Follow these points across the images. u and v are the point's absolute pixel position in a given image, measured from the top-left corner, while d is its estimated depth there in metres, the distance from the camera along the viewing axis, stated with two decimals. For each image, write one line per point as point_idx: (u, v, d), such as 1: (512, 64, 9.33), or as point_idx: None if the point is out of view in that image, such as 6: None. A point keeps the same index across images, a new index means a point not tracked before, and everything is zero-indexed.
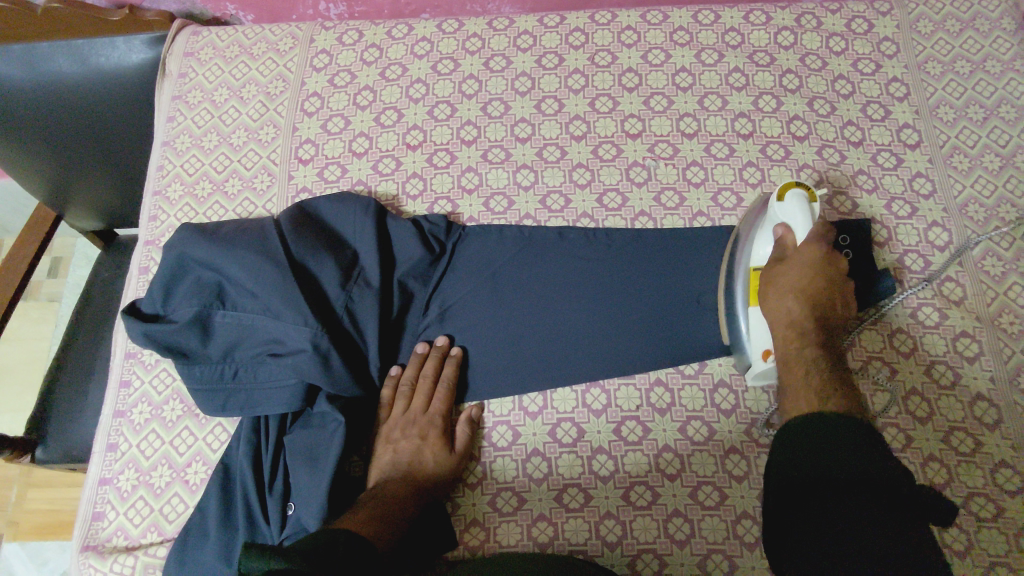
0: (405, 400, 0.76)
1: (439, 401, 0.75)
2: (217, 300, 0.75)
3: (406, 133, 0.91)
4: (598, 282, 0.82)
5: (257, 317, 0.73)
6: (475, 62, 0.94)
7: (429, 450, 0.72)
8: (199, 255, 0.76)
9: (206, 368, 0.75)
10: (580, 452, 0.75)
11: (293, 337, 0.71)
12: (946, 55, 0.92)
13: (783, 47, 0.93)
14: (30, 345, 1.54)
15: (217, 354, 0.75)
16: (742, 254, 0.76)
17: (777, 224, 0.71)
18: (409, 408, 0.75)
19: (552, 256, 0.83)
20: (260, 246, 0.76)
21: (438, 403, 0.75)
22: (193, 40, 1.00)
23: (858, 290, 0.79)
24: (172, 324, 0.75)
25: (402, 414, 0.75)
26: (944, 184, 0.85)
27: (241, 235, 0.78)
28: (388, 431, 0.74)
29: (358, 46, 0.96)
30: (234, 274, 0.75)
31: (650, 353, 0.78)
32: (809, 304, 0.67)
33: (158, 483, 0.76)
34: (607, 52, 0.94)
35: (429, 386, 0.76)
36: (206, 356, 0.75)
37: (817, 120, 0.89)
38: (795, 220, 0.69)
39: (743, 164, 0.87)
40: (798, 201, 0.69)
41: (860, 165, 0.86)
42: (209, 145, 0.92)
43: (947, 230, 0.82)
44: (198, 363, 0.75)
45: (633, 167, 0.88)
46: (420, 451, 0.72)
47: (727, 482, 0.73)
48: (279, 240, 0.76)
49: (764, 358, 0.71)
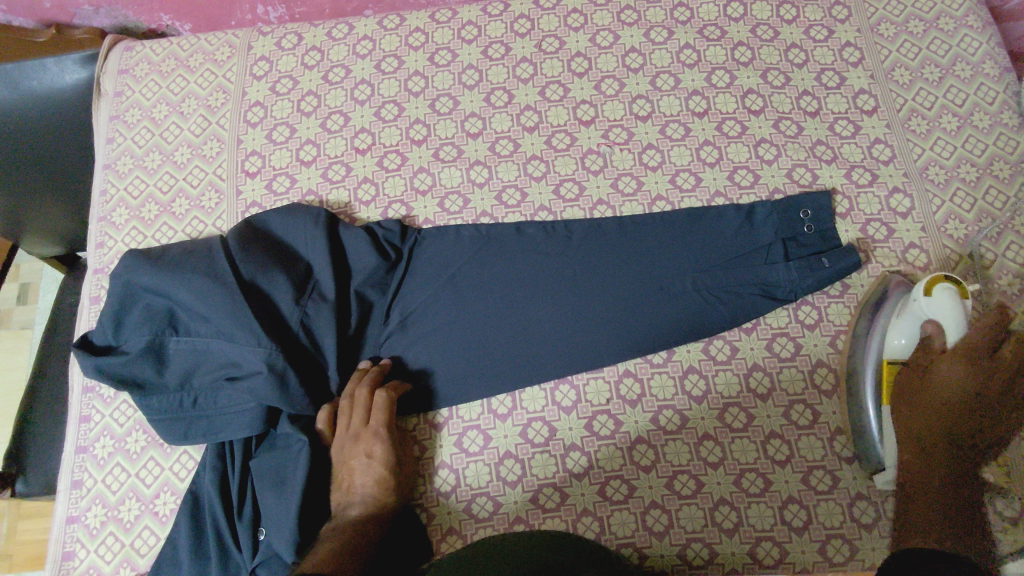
0: (346, 418, 0.73)
1: (379, 412, 0.72)
2: (169, 328, 0.73)
3: (354, 137, 0.88)
4: (559, 280, 0.78)
5: (212, 344, 0.71)
6: (420, 58, 0.92)
7: (380, 465, 0.71)
8: (146, 281, 0.73)
9: (163, 399, 0.72)
10: (553, 451, 0.74)
11: (248, 360, 0.70)
12: (898, 16, 0.90)
13: (734, 19, 0.91)
14: (6, 376, 1.51)
15: (173, 383, 0.72)
16: (869, 348, 0.73)
17: (925, 318, 0.69)
18: (350, 425, 0.72)
19: (508, 257, 0.80)
20: (206, 268, 0.73)
21: (378, 415, 0.72)
22: (127, 55, 0.96)
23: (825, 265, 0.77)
24: (125, 355, 0.72)
25: (345, 432, 0.73)
26: (904, 149, 0.84)
27: (187, 257, 0.75)
28: (336, 454, 0.72)
29: (298, 50, 0.93)
30: (185, 299, 0.72)
31: (617, 345, 0.76)
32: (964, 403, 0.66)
33: (127, 518, 0.75)
34: (554, 37, 0.92)
35: (367, 399, 0.72)
36: (161, 386, 0.72)
37: (771, 92, 0.87)
38: (948, 314, 0.67)
39: (699, 144, 0.85)
40: (950, 297, 0.68)
41: (817, 135, 0.85)
42: (152, 165, 0.89)
43: (908, 195, 0.81)
44: (154, 394, 0.72)
45: (588, 155, 0.86)
46: (372, 469, 0.70)
47: (703, 469, 0.73)
48: (227, 261, 0.74)
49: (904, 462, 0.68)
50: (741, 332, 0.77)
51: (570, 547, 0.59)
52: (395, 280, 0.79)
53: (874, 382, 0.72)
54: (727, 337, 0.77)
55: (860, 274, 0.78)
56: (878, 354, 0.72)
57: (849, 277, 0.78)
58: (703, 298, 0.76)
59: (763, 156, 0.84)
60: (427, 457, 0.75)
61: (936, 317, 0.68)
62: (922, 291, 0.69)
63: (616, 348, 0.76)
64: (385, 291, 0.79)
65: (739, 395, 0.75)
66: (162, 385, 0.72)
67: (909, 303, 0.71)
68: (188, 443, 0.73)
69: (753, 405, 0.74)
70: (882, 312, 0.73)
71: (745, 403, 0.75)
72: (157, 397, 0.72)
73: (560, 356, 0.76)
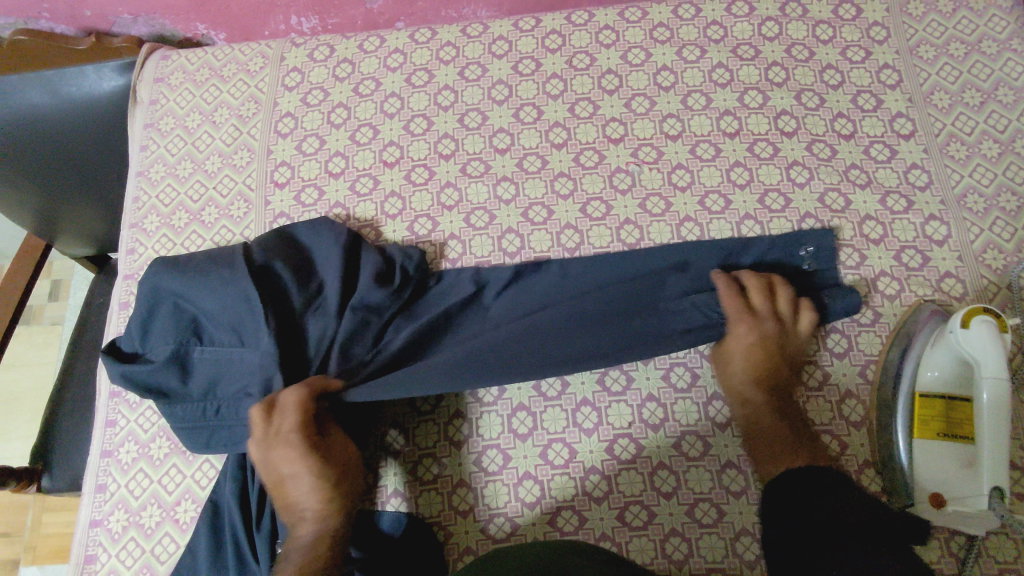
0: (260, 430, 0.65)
1: (288, 421, 0.64)
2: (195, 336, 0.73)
3: (382, 150, 0.89)
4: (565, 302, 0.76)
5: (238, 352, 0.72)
6: (450, 72, 0.92)
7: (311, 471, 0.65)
8: (176, 287, 0.74)
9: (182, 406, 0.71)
10: (572, 474, 0.73)
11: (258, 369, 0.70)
12: (939, 38, 0.88)
13: (768, 38, 0.90)
14: (37, 370, 1.54)
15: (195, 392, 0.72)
16: (902, 376, 0.71)
17: (959, 351, 0.66)
18: (261, 442, 0.65)
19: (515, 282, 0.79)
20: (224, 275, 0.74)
21: (286, 422, 0.64)
22: (163, 64, 0.98)
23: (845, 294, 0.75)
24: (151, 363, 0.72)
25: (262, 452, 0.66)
26: (941, 175, 0.81)
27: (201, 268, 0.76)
28: (266, 473, 0.66)
29: (329, 62, 0.94)
30: (212, 308, 0.73)
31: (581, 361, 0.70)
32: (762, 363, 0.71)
33: (148, 524, 0.76)
34: (585, 54, 0.91)
35: (275, 408, 0.66)
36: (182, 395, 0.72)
37: (805, 114, 0.86)
38: (985, 350, 0.65)
39: (730, 165, 0.84)
40: (986, 332, 0.65)
41: (851, 159, 0.83)
42: (184, 173, 0.91)
43: (945, 223, 0.79)
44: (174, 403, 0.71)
45: (617, 174, 0.85)
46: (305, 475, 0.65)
47: (725, 498, 0.71)
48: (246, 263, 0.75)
49: (934, 500, 0.66)
50: None
51: (584, 551, 0.61)
52: (401, 303, 0.77)
53: (905, 412, 0.69)
54: None
55: (893, 303, 0.76)
56: (911, 383, 0.70)
57: (881, 305, 0.76)
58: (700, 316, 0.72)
59: (795, 179, 0.83)
60: (447, 475, 0.74)
61: (971, 351, 0.65)
62: (959, 323, 0.66)
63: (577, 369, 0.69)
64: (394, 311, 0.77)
65: None
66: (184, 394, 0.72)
67: (945, 334, 0.68)
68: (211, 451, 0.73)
69: None
70: (916, 341, 0.71)
71: None
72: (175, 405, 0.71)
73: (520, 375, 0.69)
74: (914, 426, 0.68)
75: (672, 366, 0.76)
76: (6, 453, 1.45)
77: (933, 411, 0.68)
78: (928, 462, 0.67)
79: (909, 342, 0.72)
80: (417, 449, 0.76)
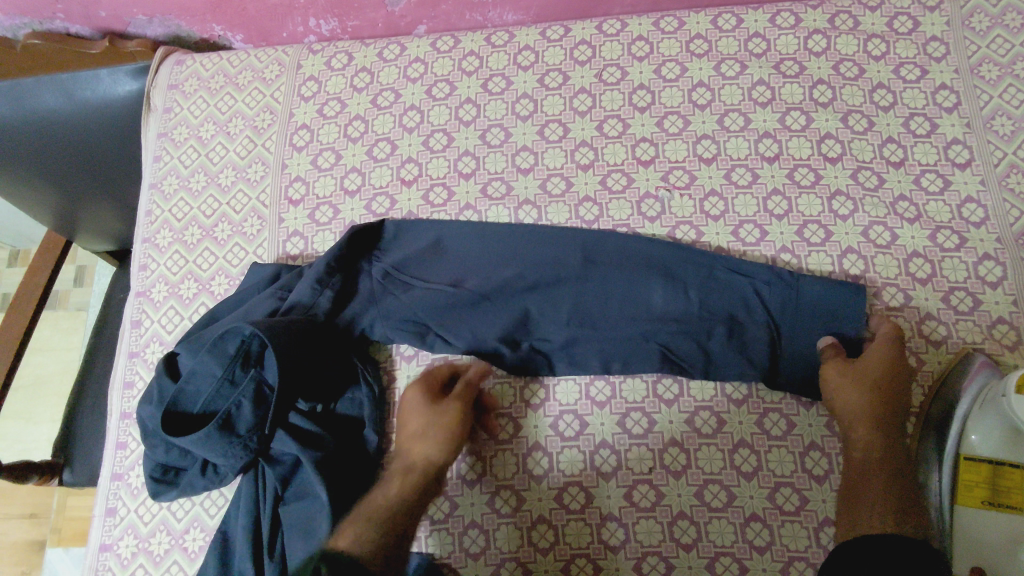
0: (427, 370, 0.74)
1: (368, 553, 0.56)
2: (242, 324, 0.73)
3: (400, 167, 0.85)
4: (561, 312, 0.75)
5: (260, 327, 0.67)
6: (472, 84, 0.87)
7: (434, 436, 0.68)
8: (265, 276, 0.79)
9: (194, 394, 0.69)
10: (589, 520, 0.70)
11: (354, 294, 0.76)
12: (1004, 56, 0.81)
13: (814, 53, 0.83)
14: (63, 355, 1.55)
15: (218, 364, 0.68)
16: (950, 437, 0.67)
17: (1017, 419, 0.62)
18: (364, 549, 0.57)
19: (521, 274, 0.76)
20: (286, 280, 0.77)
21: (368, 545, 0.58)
22: (177, 70, 0.95)
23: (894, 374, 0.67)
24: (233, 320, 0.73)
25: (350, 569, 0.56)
26: (999, 210, 0.75)
27: (266, 271, 0.79)
28: None
29: (347, 71, 0.90)
30: (268, 302, 0.75)
31: (621, 272, 0.75)
32: (884, 391, 0.66)
33: (157, 551, 0.75)
34: (616, 67, 0.86)
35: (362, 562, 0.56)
36: (194, 369, 0.68)
37: (852, 138, 0.80)
38: None
39: (767, 193, 0.79)
40: None
41: (900, 189, 0.77)
42: (197, 186, 0.88)
43: (1000, 263, 0.73)
44: (190, 378, 0.69)
45: (645, 199, 0.80)
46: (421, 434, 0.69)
47: (748, 553, 0.68)
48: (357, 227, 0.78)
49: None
50: (799, 405, 0.72)
51: None
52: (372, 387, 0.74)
53: (949, 474, 0.66)
54: (785, 411, 0.72)
55: (936, 348, 0.71)
56: (958, 447, 0.66)
57: (925, 353, 0.71)
58: (768, 310, 0.72)
59: (838, 211, 0.77)
60: (458, 515, 0.72)
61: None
62: (1015, 387, 0.61)
63: (579, 268, 0.75)
64: (342, 478, 0.70)
65: (792, 475, 0.69)
66: (198, 370, 0.68)
67: (1001, 396, 0.63)
68: (211, 447, 0.67)
69: (809, 487, 0.69)
70: (963, 399, 0.67)
71: (799, 483, 0.69)
72: (193, 378, 0.69)
73: (540, 236, 0.78)
74: (958, 492, 0.65)
75: (697, 411, 0.72)
76: (32, 435, 1.46)
77: (978, 477, 0.65)
78: (971, 530, 0.64)
79: (962, 400, 0.67)
80: None
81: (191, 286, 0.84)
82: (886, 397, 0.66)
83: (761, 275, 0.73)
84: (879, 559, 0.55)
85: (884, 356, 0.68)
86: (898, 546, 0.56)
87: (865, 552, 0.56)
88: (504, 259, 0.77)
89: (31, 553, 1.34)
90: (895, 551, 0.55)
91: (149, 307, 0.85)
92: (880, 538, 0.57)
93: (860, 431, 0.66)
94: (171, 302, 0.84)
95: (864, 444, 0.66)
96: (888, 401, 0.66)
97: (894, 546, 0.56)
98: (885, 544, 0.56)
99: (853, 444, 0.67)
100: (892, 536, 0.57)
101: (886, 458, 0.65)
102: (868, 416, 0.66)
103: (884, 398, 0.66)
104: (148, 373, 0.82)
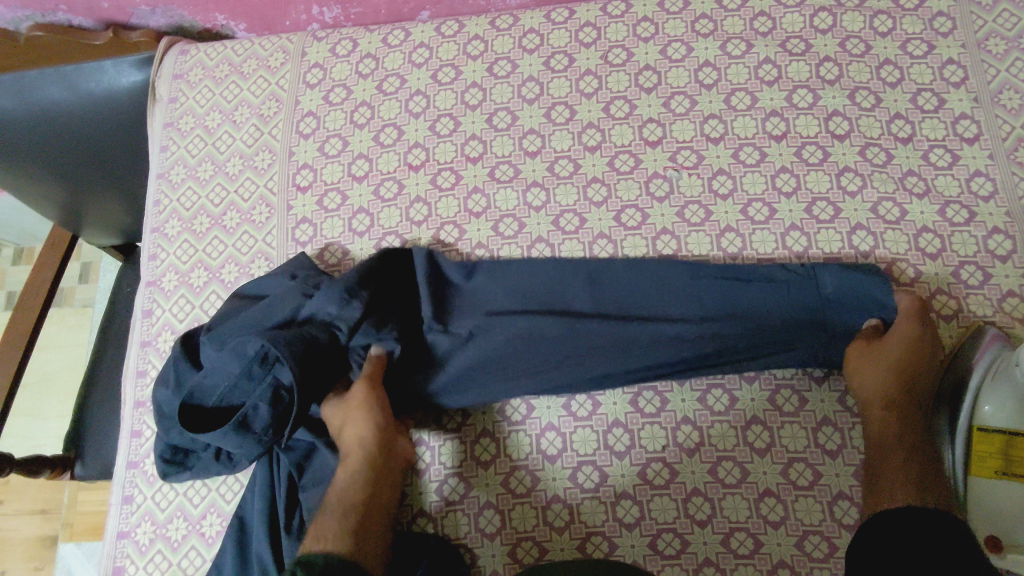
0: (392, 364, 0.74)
1: (336, 536, 0.60)
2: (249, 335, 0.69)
3: (407, 152, 0.85)
4: (608, 333, 0.71)
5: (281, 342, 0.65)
6: (478, 68, 0.87)
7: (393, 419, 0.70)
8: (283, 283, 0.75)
9: (209, 391, 0.68)
10: (603, 498, 0.71)
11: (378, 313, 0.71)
12: (1011, 29, 0.80)
13: (821, 31, 0.83)
14: (70, 352, 1.55)
15: (236, 365, 0.67)
16: (961, 411, 0.67)
17: None
18: (331, 533, 0.60)
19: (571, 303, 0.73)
20: (312, 281, 0.73)
21: (337, 534, 0.60)
22: (182, 60, 0.95)
23: (917, 356, 0.67)
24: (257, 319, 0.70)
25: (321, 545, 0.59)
26: (1007, 183, 0.75)
27: (280, 274, 0.76)
28: None
29: (352, 57, 0.90)
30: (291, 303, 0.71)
31: (632, 303, 0.72)
32: (905, 368, 0.67)
33: (175, 536, 0.75)
34: (621, 48, 0.86)
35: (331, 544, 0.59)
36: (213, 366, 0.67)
37: (859, 114, 0.80)
38: None
39: (775, 171, 0.79)
40: None
41: (909, 165, 0.77)
42: (205, 175, 0.89)
43: (1010, 236, 0.73)
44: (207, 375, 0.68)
45: (653, 179, 0.80)
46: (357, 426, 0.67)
47: (762, 528, 0.68)
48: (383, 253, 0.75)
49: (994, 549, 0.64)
50: (811, 381, 0.72)
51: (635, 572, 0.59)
52: None
53: (963, 447, 0.66)
54: (796, 387, 0.72)
55: (947, 324, 0.71)
56: (969, 421, 0.66)
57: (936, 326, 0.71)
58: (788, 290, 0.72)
59: (847, 187, 0.77)
60: (474, 495, 0.72)
61: None
62: None
63: (585, 291, 0.73)
64: None
65: (805, 450, 0.70)
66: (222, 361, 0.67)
67: (1015, 367, 0.63)
68: (225, 441, 0.67)
69: (821, 461, 0.69)
70: (974, 373, 0.67)
71: (812, 458, 0.69)
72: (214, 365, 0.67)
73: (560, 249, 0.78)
74: (972, 465, 0.66)
75: (708, 389, 0.73)
76: (43, 431, 1.47)
77: (991, 448, 0.65)
78: (984, 499, 0.65)
79: (976, 374, 0.67)
80: (443, 469, 0.74)
81: (202, 275, 0.84)
82: (907, 372, 0.67)
83: (777, 276, 0.71)
84: (890, 554, 0.56)
85: (904, 331, 0.68)
86: (917, 532, 0.57)
87: (875, 548, 0.58)
88: (546, 272, 0.74)
89: (44, 547, 1.34)
90: (909, 542, 0.56)
91: (160, 296, 0.85)
92: (901, 517, 0.59)
93: (869, 398, 0.67)
94: (181, 291, 0.84)
95: (880, 408, 0.67)
96: (912, 376, 0.67)
97: (913, 534, 0.57)
98: (905, 526, 0.58)
99: (868, 410, 0.67)
100: (914, 510, 0.59)
101: (904, 427, 0.66)
102: (890, 384, 0.66)
103: (905, 372, 0.67)
104: (160, 361, 0.82)
